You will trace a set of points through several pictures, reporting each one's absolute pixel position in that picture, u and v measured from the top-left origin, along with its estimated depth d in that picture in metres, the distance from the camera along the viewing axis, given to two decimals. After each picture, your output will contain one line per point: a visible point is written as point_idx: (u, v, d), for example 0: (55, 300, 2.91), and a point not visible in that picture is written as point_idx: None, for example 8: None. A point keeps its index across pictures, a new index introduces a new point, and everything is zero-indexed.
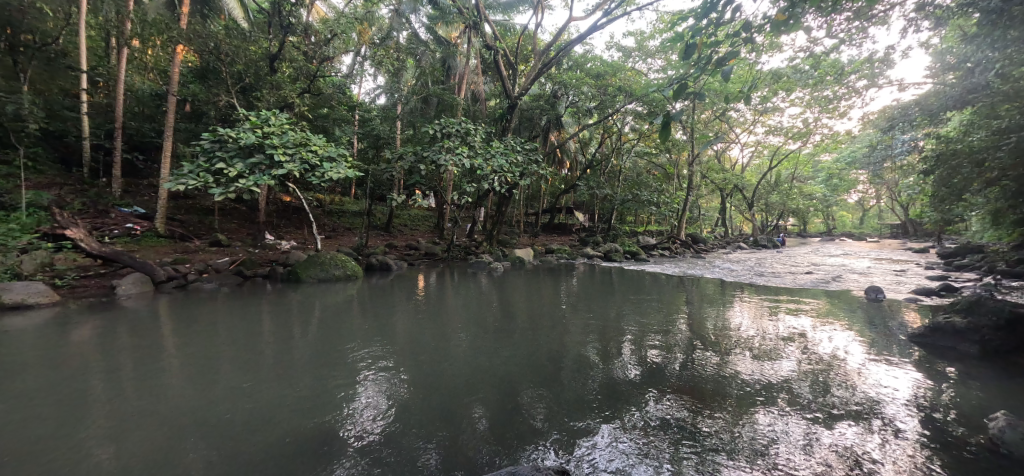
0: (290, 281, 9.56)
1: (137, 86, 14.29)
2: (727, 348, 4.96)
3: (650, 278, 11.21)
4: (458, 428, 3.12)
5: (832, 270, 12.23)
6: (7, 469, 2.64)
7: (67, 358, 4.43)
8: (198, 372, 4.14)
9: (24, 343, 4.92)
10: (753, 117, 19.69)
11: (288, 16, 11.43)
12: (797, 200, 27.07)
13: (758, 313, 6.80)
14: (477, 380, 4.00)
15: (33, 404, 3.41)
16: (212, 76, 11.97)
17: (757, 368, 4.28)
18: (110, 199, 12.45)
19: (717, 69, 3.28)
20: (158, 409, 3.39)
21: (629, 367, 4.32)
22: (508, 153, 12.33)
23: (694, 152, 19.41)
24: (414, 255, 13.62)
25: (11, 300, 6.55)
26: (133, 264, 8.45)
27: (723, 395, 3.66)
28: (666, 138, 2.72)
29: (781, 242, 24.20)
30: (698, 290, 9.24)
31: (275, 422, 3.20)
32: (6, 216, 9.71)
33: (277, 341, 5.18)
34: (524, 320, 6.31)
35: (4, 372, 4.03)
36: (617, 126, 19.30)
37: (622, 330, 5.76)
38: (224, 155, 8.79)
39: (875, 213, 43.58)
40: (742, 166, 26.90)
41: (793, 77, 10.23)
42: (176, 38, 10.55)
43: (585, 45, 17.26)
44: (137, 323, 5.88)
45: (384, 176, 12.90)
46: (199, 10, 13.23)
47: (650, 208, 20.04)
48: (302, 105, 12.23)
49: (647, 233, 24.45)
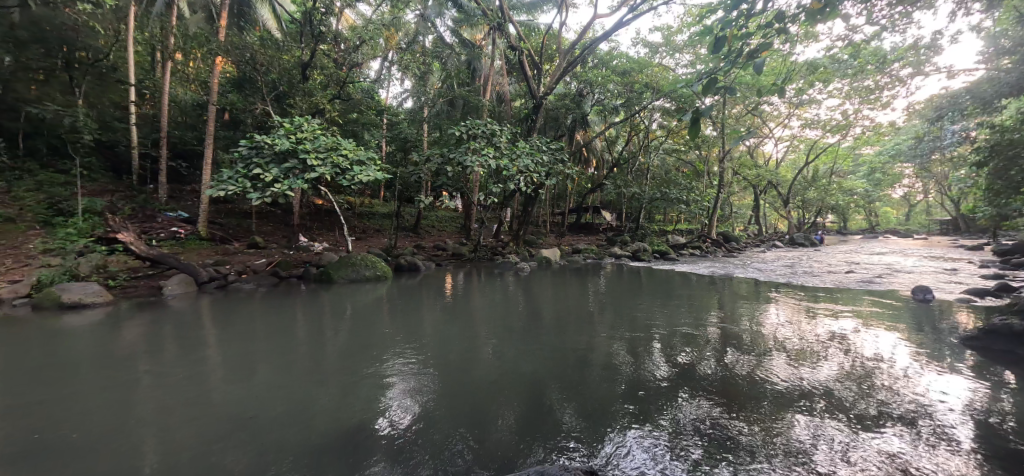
0: (322, 281, 9.86)
1: (181, 97, 15.07)
2: (762, 350, 4.79)
3: (681, 278, 10.99)
4: (487, 426, 3.15)
5: (874, 269, 11.68)
6: (64, 458, 2.81)
7: (117, 356, 4.68)
8: (237, 370, 4.32)
9: (80, 340, 5.25)
10: (788, 110, 18.94)
11: (319, 25, 11.82)
12: (837, 196, 25.92)
13: (795, 314, 6.56)
14: (505, 379, 4.04)
15: (87, 400, 3.61)
16: (248, 85, 12.47)
17: (794, 371, 4.13)
18: (157, 204, 13.17)
19: (749, 62, 3.16)
20: (199, 404, 3.55)
21: (659, 368, 4.26)
22: (534, 153, 12.32)
23: (725, 148, 18.86)
24: (442, 256, 13.82)
25: (69, 300, 7.01)
26: (177, 266, 8.88)
27: (759, 397, 3.57)
28: (696, 136, 2.63)
29: (820, 240, 23.21)
30: (730, 290, 8.98)
31: (309, 418, 3.30)
32: (65, 222, 10.42)
33: (311, 340, 5.36)
34: (550, 319, 6.34)
35: (60, 369, 4.31)
36: (645, 123, 18.96)
37: (652, 331, 5.66)
38: (261, 160, 9.14)
39: (923, 208, 41.18)
40: (777, 161, 25.93)
41: (830, 67, 9.80)
42: (215, 50, 11.05)
43: (611, 42, 17.03)
44: (181, 322, 6.17)
45: (412, 179, 13.14)
46: (236, 22, 13.84)
47: (679, 206, 19.63)
48: (333, 110, 12.58)
49: (676, 232, 23.96)
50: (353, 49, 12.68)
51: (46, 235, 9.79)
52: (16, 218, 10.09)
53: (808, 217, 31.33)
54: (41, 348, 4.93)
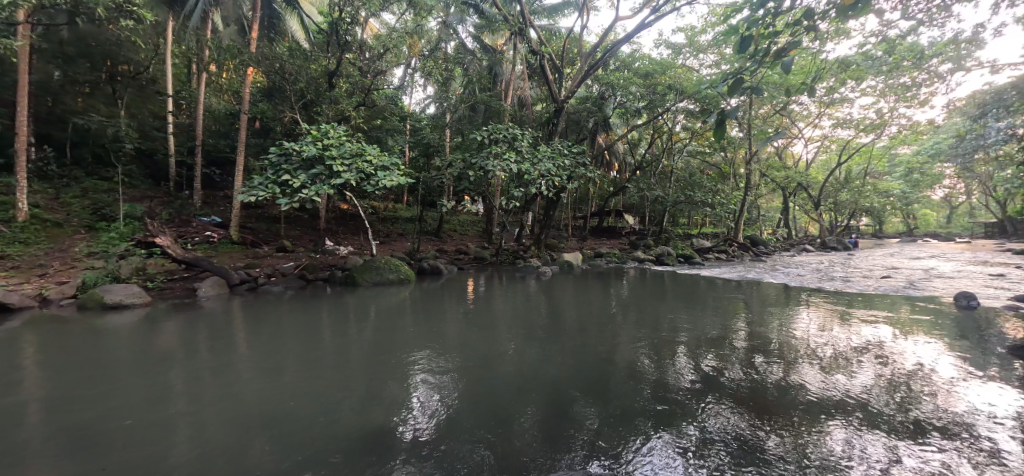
0: (348, 284, 10.07)
1: (215, 107, 15.70)
2: (793, 357, 4.64)
3: (707, 282, 10.75)
4: (508, 430, 3.16)
5: (912, 273, 11.20)
6: (103, 449, 2.95)
7: (153, 355, 4.90)
8: (265, 369, 4.46)
9: (121, 339, 5.52)
10: (818, 109, 18.35)
11: (344, 34, 12.15)
12: (872, 197, 24.92)
13: (827, 320, 6.34)
14: (527, 383, 4.04)
15: (124, 397, 3.76)
16: (278, 94, 12.89)
17: (826, 380, 3.99)
18: (192, 210, 13.72)
19: (776, 61, 3.08)
20: (230, 403, 3.67)
21: (683, 374, 4.19)
22: (555, 157, 12.29)
23: (752, 150, 18.40)
24: (464, 259, 13.93)
25: (111, 301, 7.37)
26: (211, 268, 9.23)
27: (790, 407, 3.46)
28: (721, 138, 2.56)
29: (854, 244, 22.35)
30: (759, 295, 8.74)
31: (334, 418, 3.37)
32: (108, 227, 10.97)
33: (335, 341, 5.48)
34: (572, 324, 6.30)
35: (101, 366, 4.53)
36: (668, 125, 18.71)
37: (676, 336, 5.56)
38: (290, 167, 9.43)
39: (966, 210, 39.21)
40: (807, 162, 25.15)
41: (863, 64, 9.46)
42: (247, 61, 11.50)
43: (632, 44, 16.86)
44: (214, 322, 6.40)
45: (435, 183, 13.31)
46: (267, 34, 14.35)
47: (704, 209, 19.25)
48: (358, 118, 12.86)
49: (701, 236, 23.48)
50: (377, 57, 12.94)
51: (91, 239, 10.34)
52: (64, 223, 10.70)
53: (841, 220, 30.23)
54: (85, 346, 5.21)
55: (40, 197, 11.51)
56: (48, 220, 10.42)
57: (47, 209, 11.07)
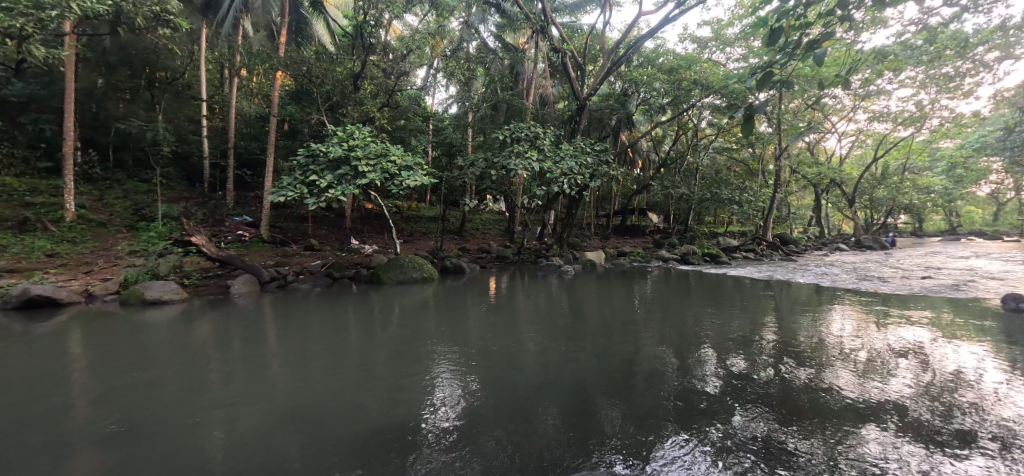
0: (372, 282, 10.27)
1: (246, 110, 16.22)
2: (826, 360, 4.49)
3: (734, 282, 10.49)
4: (528, 428, 3.18)
5: (954, 274, 10.66)
6: (144, 438, 3.11)
7: (190, 348, 5.14)
8: (294, 364, 4.61)
9: (161, 333, 5.81)
10: (853, 102, 17.64)
11: (369, 37, 12.37)
12: (911, 194, 23.81)
13: (862, 322, 6.08)
14: (549, 382, 4.05)
15: (163, 389, 3.94)
16: (305, 97, 13.23)
17: (863, 385, 3.83)
18: (225, 210, 14.23)
19: (808, 54, 2.95)
20: (261, 395, 3.82)
21: (709, 376, 4.11)
22: (578, 155, 12.20)
23: (782, 145, 17.81)
24: (486, 258, 14.02)
25: (151, 297, 7.74)
26: (243, 266, 9.57)
27: (821, 411, 3.35)
28: (749, 133, 2.47)
29: (892, 243, 21.39)
30: (789, 296, 8.46)
31: (359, 413, 3.46)
32: (148, 226, 11.51)
33: (361, 338, 5.61)
34: (595, 323, 6.27)
35: (142, 358, 4.78)
36: (694, 120, 18.34)
37: (701, 337, 5.45)
38: (317, 168, 9.68)
39: (1016, 207, 36.98)
40: (840, 158, 24.23)
41: (901, 54, 9.00)
42: (276, 65, 11.87)
43: (656, 39, 16.54)
44: (246, 318, 6.65)
45: (457, 183, 13.43)
46: (295, 38, 14.73)
47: (730, 207, 18.78)
48: (382, 119, 13.06)
49: (728, 234, 22.93)
50: (400, 58, 13.16)
51: (132, 238, 10.86)
52: (108, 223, 11.26)
53: (878, 217, 29.00)
54: (128, 339, 5.52)
55: (86, 198, 12.17)
56: (94, 220, 11.01)
57: (92, 210, 11.70)
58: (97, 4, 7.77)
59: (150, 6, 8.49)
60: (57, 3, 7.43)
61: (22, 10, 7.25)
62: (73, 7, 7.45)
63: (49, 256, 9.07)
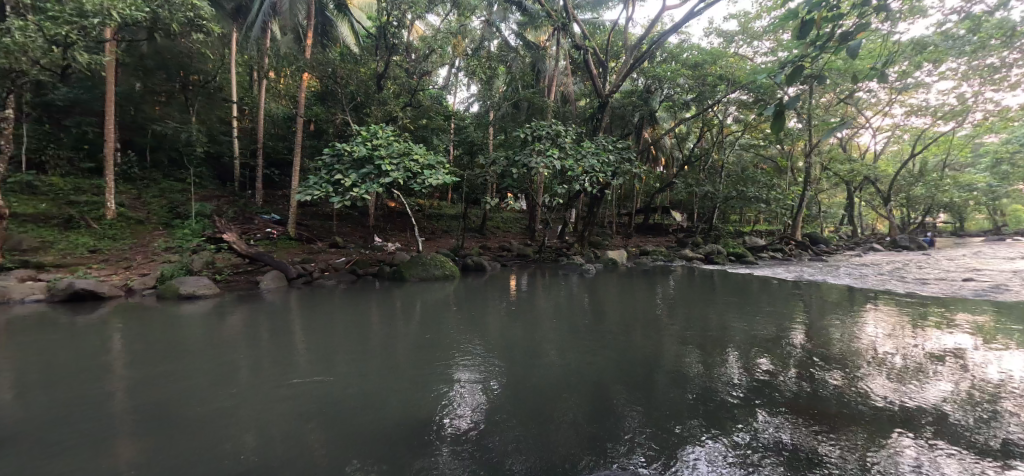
0: (395, 279, 10.43)
1: (274, 111, 16.69)
2: (857, 364, 4.36)
3: (761, 282, 10.22)
4: (547, 426, 3.19)
5: (998, 276, 10.14)
6: (175, 425, 3.26)
7: (221, 341, 5.35)
8: (319, 357, 4.75)
9: (195, 325, 6.08)
10: (889, 96, 16.89)
11: (392, 37, 12.57)
12: (952, 192, 22.67)
13: (897, 325, 5.84)
14: (568, 381, 4.04)
15: (194, 379, 4.12)
16: (330, 98, 13.52)
17: (896, 390, 3.71)
18: (254, 208, 14.65)
19: (843, 46, 2.79)
20: (285, 387, 3.95)
21: (733, 378, 4.03)
22: (600, 153, 12.09)
23: (813, 142, 17.22)
24: (507, 256, 14.05)
25: (185, 291, 8.06)
26: (271, 262, 9.84)
27: (853, 416, 3.26)
28: (779, 131, 2.36)
29: (931, 243, 20.41)
30: (819, 297, 8.18)
31: (380, 407, 3.53)
32: (182, 224, 11.96)
33: (383, 333, 5.74)
34: (616, 322, 6.21)
35: (175, 350, 5.00)
36: (719, 117, 17.96)
37: (725, 338, 5.34)
38: (342, 167, 9.88)
39: None
40: (875, 154, 23.28)
41: (943, 46, 8.57)
42: (303, 67, 12.16)
43: (681, 35, 16.19)
44: (275, 313, 6.88)
45: (478, 181, 13.50)
46: (320, 41, 15.06)
47: (757, 205, 18.27)
48: (405, 118, 13.22)
49: (755, 234, 22.32)
50: (423, 58, 13.26)
51: (167, 235, 11.31)
52: (145, 221, 11.77)
53: (916, 216, 27.75)
54: (163, 331, 5.79)
55: (125, 197, 12.75)
56: (132, 218, 11.51)
57: (131, 208, 12.25)
58: (135, 12, 8.13)
59: (185, 12, 8.81)
60: (99, 11, 7.83)
61: (69, 19, 7.75)
62: (115, 14, 7.83)
63: (92, 252, 9.54)
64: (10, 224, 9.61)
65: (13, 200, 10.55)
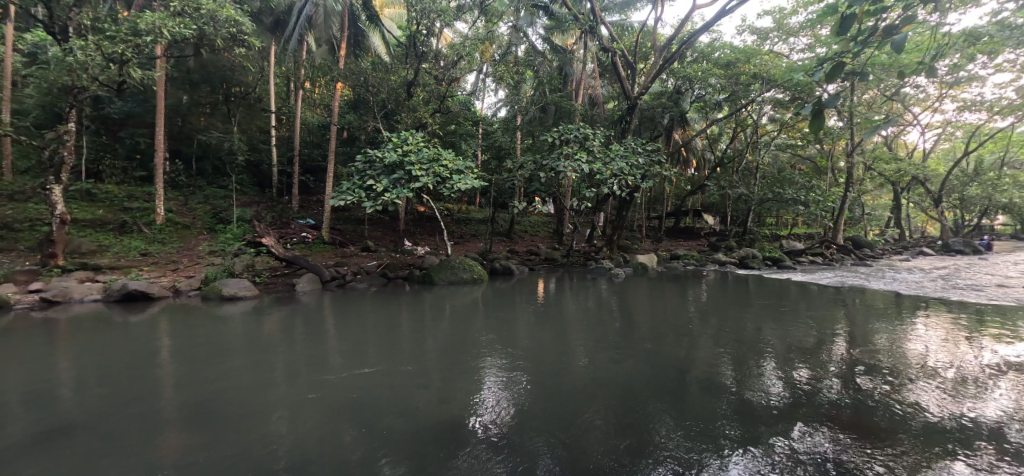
0: (425, 282, 10.61)
1: (310, 120, 17.34)
2: (906, 375, 4.12)
3: (800, 288, 9.80)
4: (576, 432, 3.17)
5: None
6: (218, 421, 3.41)
7: (259, 341, 5.58)
8: (352, 358, 4.89)
9: (236, 325, 6.38)
10: (939, 90, 15.92)
11: (421, 46, 12.83)
12: (1013, 192, 21.09)
13: (952, 335, 5.47)
14: (598, 387, 4.01)
15: (235, 377, 4.32)
16: (363, 106, 13.95)
17: (950, 404, 3.49)
18: (291, 214, 15.22)
19: (889, 40, 2.60)
20: (322, 387, 4.07)
21: (769, 387, 3.89)
22: (629, 155, 11.91)
23: (855, 140, 16.44)
24: (535, 260, 14.04)
25: (228, 293, 8.45)
26: (307, 266, 10.19)
27: (903, 431, 3.08)
28: (818, 131, 2.20)
29: (989, 247, 18.92)
30: (865, 303, 7.77)
31: (411, 407, 3.61)
32: (224, 229, 12.56)
33: (413, 336, 5.85)
34: (646, 328, 6.11)
35: (218, 349, 5.26)
36: (753, 117, 17.39)
37: (762, 346, 5.16)
38: (373, 172, 10.14)
39: None
40: (925, 153, 21.96)
41: (999, 35, 8.01)
42: (337, 77, 12.60)
43: (712, 33, 15.81)
44: (310, 314, 7.12)
45: (506, 185, 13.59)
46: (353, 51, 15.52)
47: (796, 207, 17.55)
48: (434, 124, 13.47)
49: (793, 237, 21.46)
50: (451, 65, 13.40)
51: (211, 239, 11.91)
52: (191, 225, 12.43)
53: (972, 219, 25.95)
54: (206, 331, 6.09)
55: (173, 203, 13.51)
56: (179, 223, 12.18)
57: (178, 214, 12.96)
58: (184, 29, 8.68)
59: (229, 29, 9.30)
60: (151, 29, 8.42)
61: (124, 38, 8.41)
62: (165, 33, 8.38)
63: (143, 255, 10.16)
64: (72, 229, 10.35)
65: (74, 207, 11.38)
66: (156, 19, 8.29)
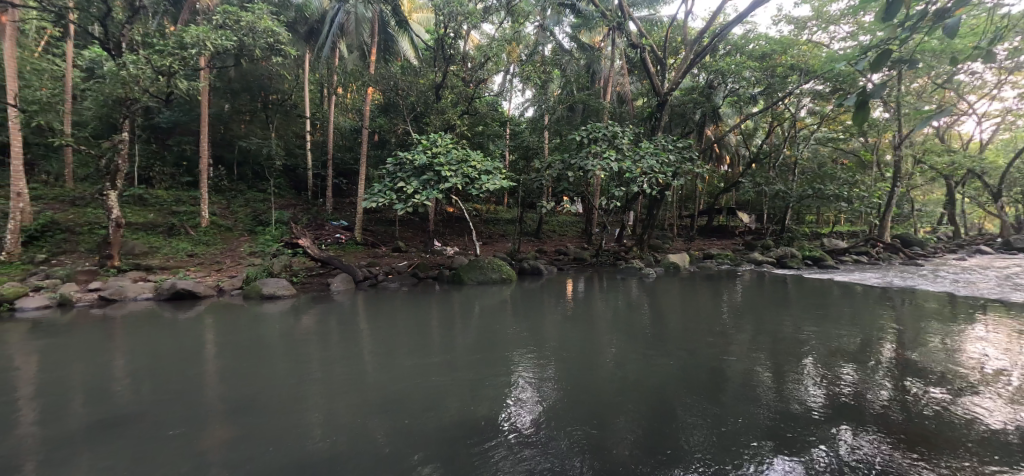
0: (454, 282, 10.75)
1: (342, 124, 17.85)
2: (964, 382, 3.86)
3: (843, 288, 9.37)
4: (606, 433, 3.15)
5: None
6: (258, 413, 3.57)
7: (297, 338, 5.79)
8: (384, 356, 4.99)
9: (275, 323, 6.64)
10: (998, 77, 14.82)
11: (449, 48, 12.93)
12: None
13: (1015, 340, 5.08)
14: (629, 388, 3.96)
15: (274, 372, 4.51)
16: (393, 109, 14.25)
17: (1014, 414, 3.24)
18: (325, 216, 15.70)
19: (939, 24, 2.42)
20: (354, 383, 4.19)
21: (811, 392, 3.73)
22: (659, 153, 11.70)
23: (903, 132, 15.52)
24: (564, 260, 13.98)
25: (267, 292, 8.81)
26: (341, 266, 10.49)
27: (961, 441, 2.88)
28: (862, 123, 2.07)
29: None
30: (915, 304, 7.34)
31: (440, 405, 3.67)
32: (264, 231, 13.10)
33: (442, 335, 5.91)
34: (679, 329, 5.98)
35: (257, 345, 5.48)
36: (790, 110, 16.70)
37: (803, 348, 4.94)
38: (404, 174, 10.33)
39: None
40: (982, 144, 20.50)
41: None
42: (367, 82, 12.92)
43: (745, 25, 15.27)
44: (344, 313, 7.31)
45: (534, 185, 13.57)
46: (382, 56, 15.85)
47: (838, 204, 16.74)
48: (462, 125, 13.62)
49: (835, 235, 20.49)
50: (478, 66, 13.45)
51: (252, 240, 12.45)
52: (233, 228, 13.03)
53: None
54: (247, 328, 6.36)
55: (217, 207, 14.19)
56: (223, 226, 12.81)
57: (222, 217, 13.63)
58: (225, 40, 9.13)
59: (267, 39, 9.68)
60: (196, 42, 8.91)
61: (172, 51, 8.94)
62: (208, 44, 8.83)
63: (190, 256, 10.72)
64: (127, 232, 11.05)
65: (128, 210, 12.12)
66: (201, 32, 8.76)
